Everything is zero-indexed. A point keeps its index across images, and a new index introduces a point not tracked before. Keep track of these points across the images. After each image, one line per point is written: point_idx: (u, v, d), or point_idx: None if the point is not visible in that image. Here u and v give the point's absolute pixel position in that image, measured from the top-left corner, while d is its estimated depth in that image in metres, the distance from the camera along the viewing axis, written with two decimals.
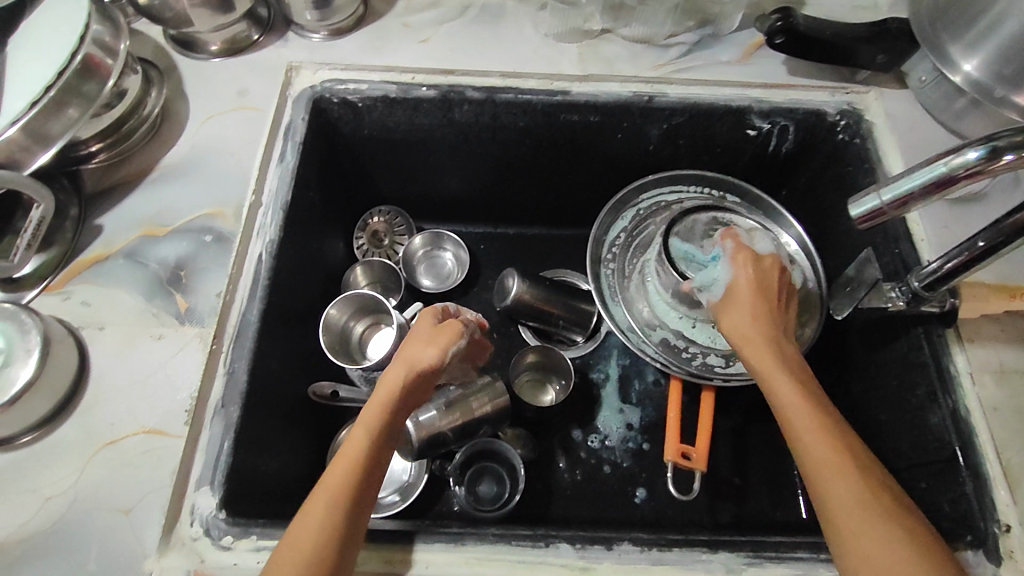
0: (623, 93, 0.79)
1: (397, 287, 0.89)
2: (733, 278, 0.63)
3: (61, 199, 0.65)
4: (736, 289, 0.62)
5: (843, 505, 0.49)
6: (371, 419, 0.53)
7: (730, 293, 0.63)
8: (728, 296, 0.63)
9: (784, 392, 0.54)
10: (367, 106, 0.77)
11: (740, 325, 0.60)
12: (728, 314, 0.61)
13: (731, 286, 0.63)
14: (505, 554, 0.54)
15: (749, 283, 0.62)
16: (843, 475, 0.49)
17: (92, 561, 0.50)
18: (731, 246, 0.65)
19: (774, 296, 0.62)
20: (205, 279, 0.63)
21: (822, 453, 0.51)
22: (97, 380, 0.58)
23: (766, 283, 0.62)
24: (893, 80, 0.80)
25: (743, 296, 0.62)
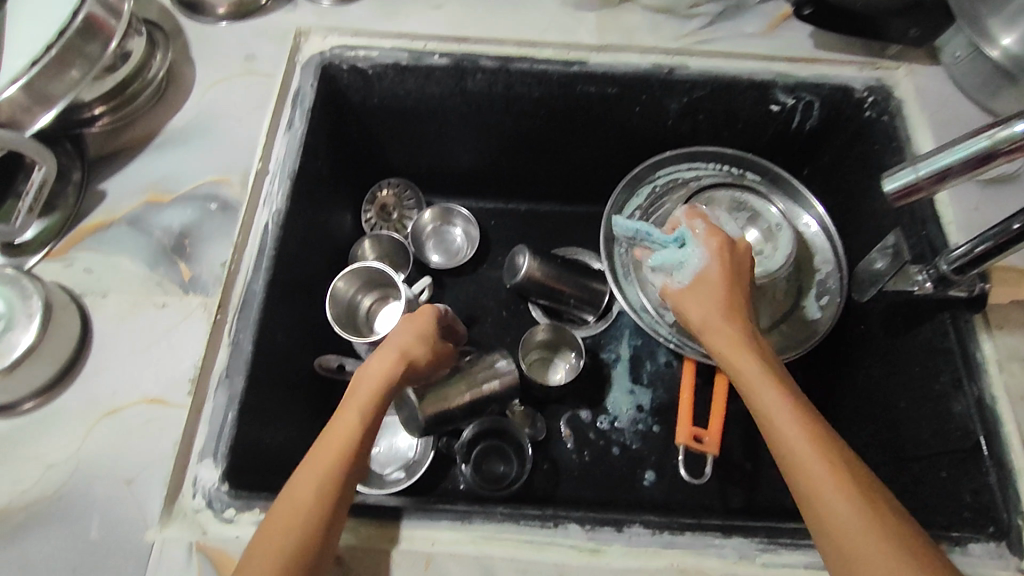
0: (642, 64, 0.76)
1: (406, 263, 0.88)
2: (706, 264, 0.62)
3: (64, 163, 0.64)
4: (709, 275, 0.61)
5: (830, 500, 0.47)
6: (354, 404, 0.52)
7: (701, 278, 0.61)
8: (698, 282, 0.61)
9: (765, 386, 0.53)
10: (378, 74, 0.75)
11: (704, 315, 0.60)
12: (700, 301, 0.60)
13: (702, 272, 0.62)
14: (513, 533, 0.53)
15: (723, 270, 0.61)
16: (829, 470, 0.48)
17: (94, 530, 0.50)
18: (703, 230, 0.64)
19: (745, 286, 0.62)
20: (209, 248, 0.61)
21: (806, 449, 0.49)
22: (101, 348, 0.57)
23: (739, 271, 0.62)
24: (926, 55, 0.77)
25: (715, 282, 0.61)
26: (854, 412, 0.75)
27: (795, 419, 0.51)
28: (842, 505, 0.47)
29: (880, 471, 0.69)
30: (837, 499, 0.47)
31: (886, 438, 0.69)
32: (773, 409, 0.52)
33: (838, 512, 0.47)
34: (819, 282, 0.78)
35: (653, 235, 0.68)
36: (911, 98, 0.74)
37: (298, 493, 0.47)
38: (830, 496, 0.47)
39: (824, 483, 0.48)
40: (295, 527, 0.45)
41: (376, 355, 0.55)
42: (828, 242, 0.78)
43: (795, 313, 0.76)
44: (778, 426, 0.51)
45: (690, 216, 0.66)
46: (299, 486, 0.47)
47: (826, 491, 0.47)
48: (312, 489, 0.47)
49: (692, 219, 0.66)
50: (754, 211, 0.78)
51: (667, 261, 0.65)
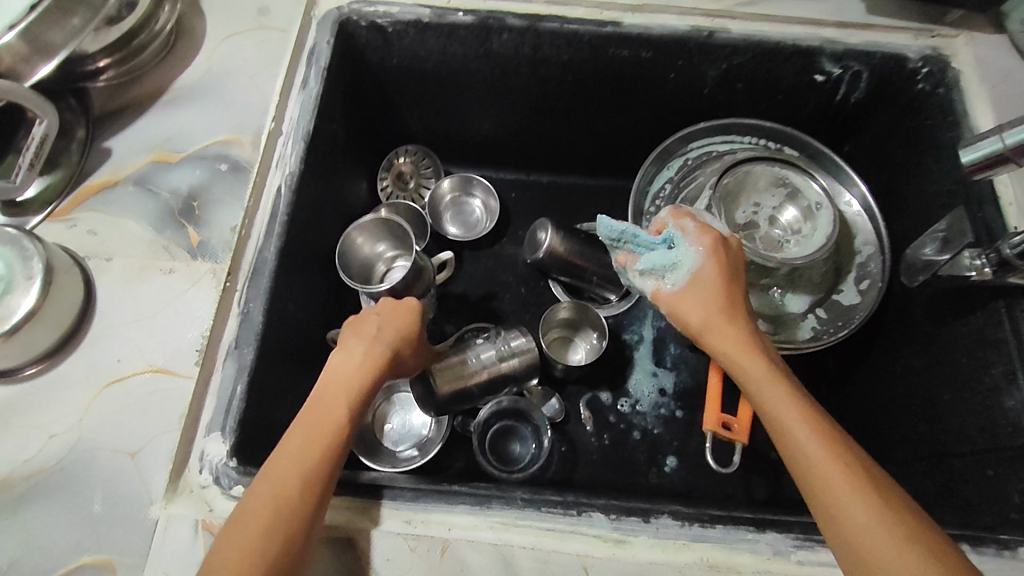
0: (680, 27, 0.71)
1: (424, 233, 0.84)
2: (702, 264, 0.56)
3: (67, 119, 0.60)
4: (706, 278, 0.56)
5: (847, 506, 0.44)
6: (332, 393, 0.48)
7: (697, 281, 0.56)
8: (693, 285, 0.56)
9: (773, 388, 0.50)
10: (398, 32, 0.71)
11: (708, 322, 0.54)
12: (698, 304, 0.55)
13: (698, 274, 0.56)
14: (534, 521, 0.50)
15: (721, 271, 0.56)
16: (844, 474, 0.45)
17: (97, 503, 0.47)
18: (693, 229, 0.58)
19: (742, 286, 0.57)
20: (219, 211, 0.59)
21: (819, 452, 0.46)
22: (104, 314, 0.54)
23: (736, 272, 0.57)
24: (989, 23, 0.71)
25: (714, 285, 0.56)
26: (889, 402, 0.71)
27: (807, 421, 0.48)
28: (859, 510, 0.43)
29: (916, 466, 0.65)
30: (855, 505, 0.44)
31: (923, 431, 0.66)
32: (782, 412, 0.49)
33: (857, 517, 0.43)
34: (859, 264, 0.73)
35: (637, 236, 0.59)
36: (971, 69, 0.68)
37: (274, 482, 0.43)
38: (848, 502, 0.44)
39: (840, 488, 0.44)
40: (274, 518, 0.42)
41: (350, 342, 0.51)
42: (870, 224, 0.74)
43: (831, 299, 0.72)
44: (787, 430, 0.48)
45: (677, 215, 0.60)
46: (277, 476, 0.44)
47: (842, 496, 0.44)
48: (289, 479, 0.44)
49: (680, 218, 0.59)
50: (795, 189, 0.73)
51: (655, 264, 0.57)
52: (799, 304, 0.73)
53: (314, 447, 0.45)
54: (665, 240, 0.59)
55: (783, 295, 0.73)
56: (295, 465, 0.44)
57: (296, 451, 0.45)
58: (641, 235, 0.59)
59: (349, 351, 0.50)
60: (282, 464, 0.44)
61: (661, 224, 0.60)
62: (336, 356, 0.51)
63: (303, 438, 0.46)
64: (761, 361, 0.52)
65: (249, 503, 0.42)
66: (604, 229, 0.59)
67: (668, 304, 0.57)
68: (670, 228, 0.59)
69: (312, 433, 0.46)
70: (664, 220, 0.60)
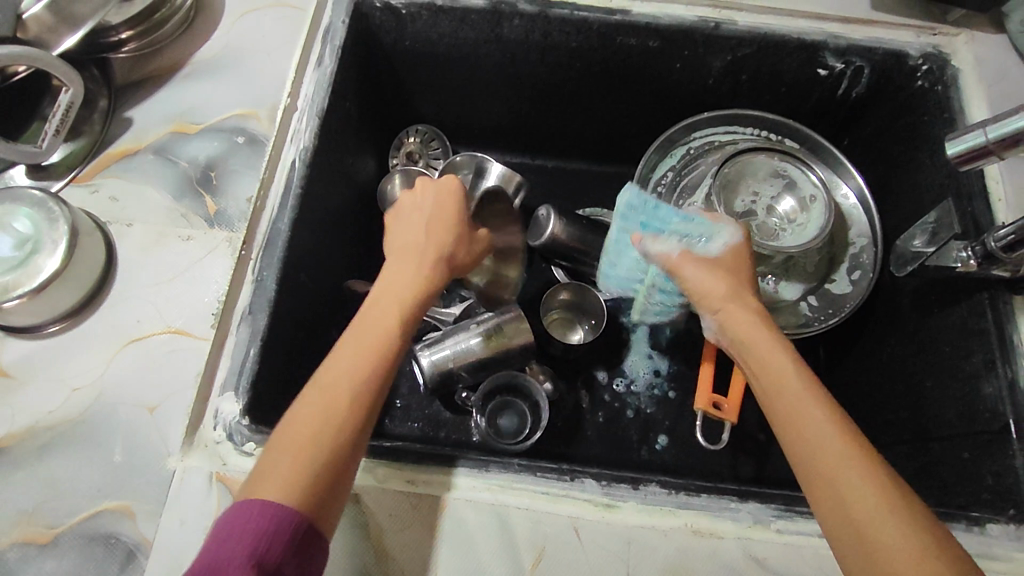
0: (687, 17, 0.72)
1: None
2: (733, 243, 0.59)
3: (90, 88, 0.62)
4: (731, 255, 0.58)
5: (851, 484, 0.44)
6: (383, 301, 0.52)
7: (724, 258, 0.58)
8: (719, 260, 0.57)
9: (784, 369, 0.50)
10: (412, 13, 0.72)
11: (725, 291, 0.55)
12: (722, 276, 0.56)
13: (724, 253, 0.58)
14: (529, 485, 0.52)
15: (742, 252, 0.58)
16: (855, 456, 0.44)
17: (117, 453, 0.50)
18: (726, 222, 0.60)
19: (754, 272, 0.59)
20: (235, 183, 0.61)
21: (831, 435, 0.45)
22: (124, 276, 0.57)
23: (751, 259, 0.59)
24: (988, 23, 0.72)
25: (739, 263, 0.58)
26: (875, 388, 0.73)
27: (819, 401, 0.47)
28: (865, 490, 0.43)
29: (898, 449, 0.68)
30: (861, 488, 0.43)
31: (906, 417, 0.68)
32: (793, 393, 0.48)
33: (860, 494, 0.43)
34: (852, 255, 0.75)
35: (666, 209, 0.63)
36: (969, 66, 0.70)
37: (330, 403, 0.45)
38: (853, 480, 0.44)
39: (845, 469, 0.44)
40: (321, 438, 0.44)
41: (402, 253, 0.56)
42: (866, 216, 0.76)
43: (824, 287, 0.75)
44: (797, 410, 0.47)
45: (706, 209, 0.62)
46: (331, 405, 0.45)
47: (849, 483, 0.44)
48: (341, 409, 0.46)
49: (711, 212, 0.61)
50: (793, 180, 0.75)
51: (679, 243, 0.60)
52: (793, 292, 0.75)
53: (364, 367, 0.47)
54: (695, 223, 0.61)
55: (778, 283, 0.75)
56: (346, 386, 0.46)
57: (350, 375, 0.47)
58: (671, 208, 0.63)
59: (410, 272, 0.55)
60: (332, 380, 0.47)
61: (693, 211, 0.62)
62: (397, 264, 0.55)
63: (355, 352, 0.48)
64: (774, 340, 0.51)
65: (303, 419, 0.45)
66: (631, 198, 0.63)
67: (691, 274, 0.57)
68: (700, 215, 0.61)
69: (364, 346, 0.49)
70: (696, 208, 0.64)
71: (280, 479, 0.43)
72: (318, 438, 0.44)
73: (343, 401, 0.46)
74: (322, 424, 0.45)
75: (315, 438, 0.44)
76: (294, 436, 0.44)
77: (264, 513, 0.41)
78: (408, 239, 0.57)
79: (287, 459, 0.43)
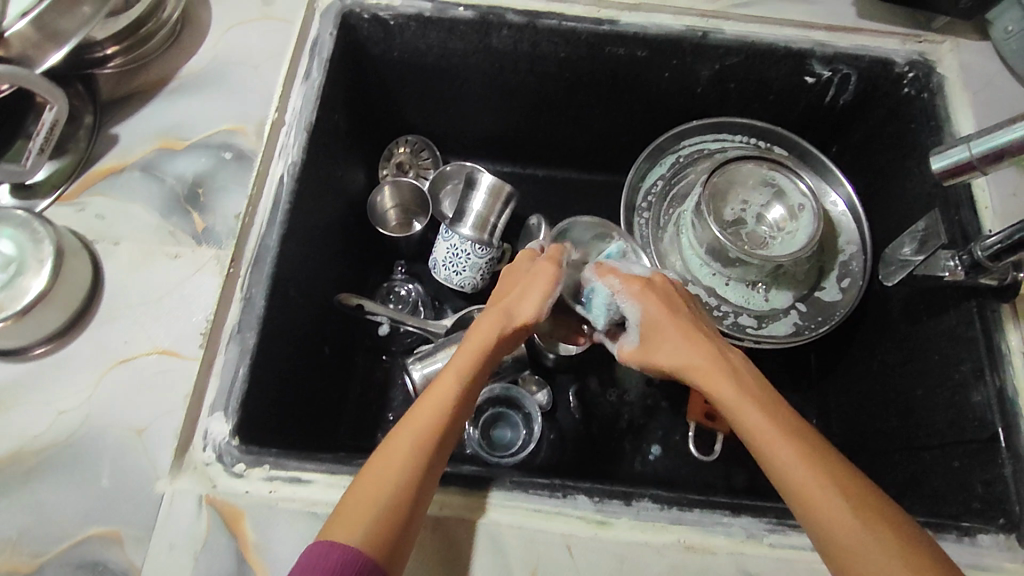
0: (675, 26, 0.72)
1: (424, 210, 0.85)
2: (642, 312, 0.59)
3: (75, 105, 0.62)
4: (655, 325, 0.58)
5: (826, 513, 0.46)
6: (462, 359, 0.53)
7: (649, 328, 0.59)
8: (646, 338, 0.59)
9: (747, 410, 0.50)
10: (400, 25, 0.72)
11: (670, 358, 0.56)
12: (660, 351, 0.58)
13: (645, 326, 0.59)
14: (522, 502, 0.52)
15: (664, 311, 0.58)
16: (827, 487, 0.46)
17: (105, 477, 0.50)
18: (616, 280, 0.61)
19: (689, 314, 0.59)
20: (222, 199, 0.60)
21: (802, 473, 0.47)
22: (112, 296, 0.56)
23: (674, 306, 0.59)
24: (972, 30, 0.73)
25: (664, 323, 0.58)
26: (867, 395, 0.74)
27: (785, 438, 0.48)
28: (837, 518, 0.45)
29: (890, 457, 0.69)
30: (838, 520, 0.45)
31: (897, 425, 0.69)
32: (761, 433, 0.49)
33: (833, 521, 0.45)
34: (841, 262, 0.75)
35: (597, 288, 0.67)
36: (954, 74, 0.70)
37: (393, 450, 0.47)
38: (827, 509, 0.46)
39: (822, 507, 0.46)
40: (390, 496, 0.45)
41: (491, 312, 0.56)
42: (854, 223, 0.76)
43: (815, 295, 0.75)
44: (765, 443, 0.49)
45: (602, 272, 0.63)
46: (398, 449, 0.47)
47: (831, 520, 0.45)
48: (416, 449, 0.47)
49: (605, 275, 0.62)
50: (781, 188, 0.75)
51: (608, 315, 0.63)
52: (784, 299, 0.75)
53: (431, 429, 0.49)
54: (595, 294, 0.63)
55: (767, 291, 0.75)
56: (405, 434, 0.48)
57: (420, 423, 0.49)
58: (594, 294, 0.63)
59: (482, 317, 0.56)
60: (398, 444, 0.48)
61: (586, 281, 0.64)
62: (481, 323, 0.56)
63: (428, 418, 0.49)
64: (728, 382, 0.52)
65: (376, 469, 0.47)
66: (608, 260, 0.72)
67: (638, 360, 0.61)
68: (595, 284, 0.63)
69: (442, 405, 0.50)
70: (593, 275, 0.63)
71: (349, 521, 0.44)
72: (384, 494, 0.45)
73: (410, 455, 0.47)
74: (391, 470, 0.46)
75: (383, 486, 0.46)
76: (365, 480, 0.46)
77: (333, 554, 0.43)
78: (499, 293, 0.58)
79: (354, 509, 0.45)
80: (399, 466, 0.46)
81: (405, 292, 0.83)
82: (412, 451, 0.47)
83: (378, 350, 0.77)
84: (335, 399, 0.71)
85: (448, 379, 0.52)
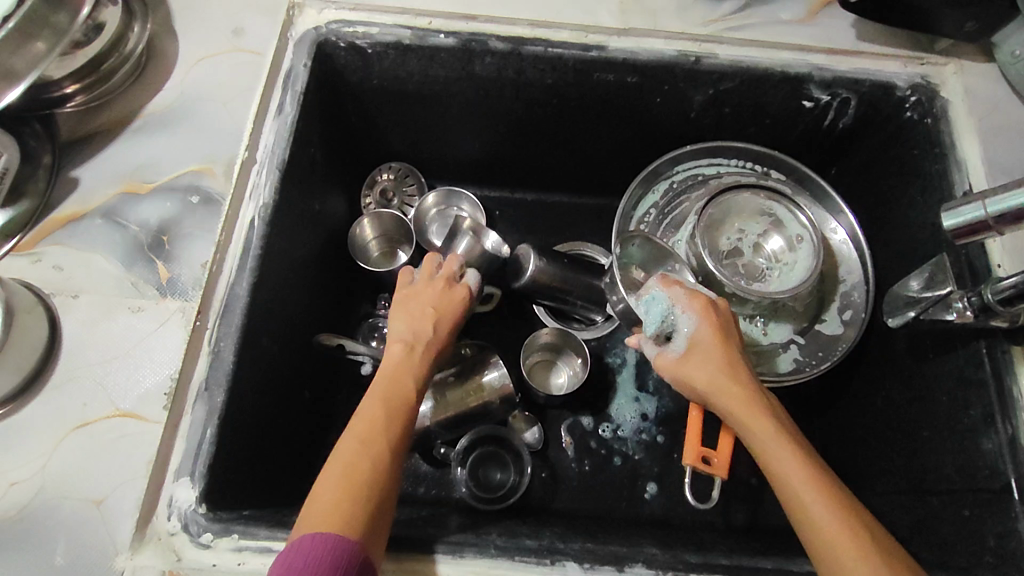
0: (666, 52, 0.69)
1: (408, 240, 0.82)
2: (698, 328, 0.57)
3: (32, 146, 0.58)
4: (705, 342, 0.56)
5: (848, 562, 0.43)
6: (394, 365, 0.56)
7: (696, 343, 0.57)
8: (692, 348, 0.57)
9: (774, 442, 0.50)
10: (378, 53, 0.69)
11: (707, 378, 0.55)
12: (706, 366, 0.55)
13: (696, 336, 0.57)
14: (507, 570, 0.49)
15: (717, 331, 0.56)
16: (853, 535, 0.44)
17: (60, 555, 0.46)
18: (678, 294, 0.59)
19: (740, 343, 0.57)
20: (189, 247, 0.57)
21: (825, 511, 0.46)
22: (69, 353, 0.53)
23: (729, 330, 0.57)
24: (977, 51, 0.70)
25: (712, 342, 0.56)
26: (870, 431, 0.71)
27: (811, 478, 0.47)
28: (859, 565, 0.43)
29: (895, 499, 0.66)
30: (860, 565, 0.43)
31: (902, 465, 0.66)
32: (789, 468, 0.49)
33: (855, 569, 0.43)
34: (842, 294, 0.72)
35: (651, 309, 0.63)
36: (958, 99, 0.67)
37: (367, 449, 0.49)
38: (849, 559, 0.44)
39: (843, 548, 0.44)
40: (372, 486, 0.47)
41: (407, 339, 0.59)
42: (856, 252, 0.73)
43: (814, 329, 0.72)
44: (790, 482, 0.48)
45: (665, 283, 0.61)
46: (372, 446, 0.49)
47: (844, 553, 0.44)
48: (377, 445, 0.49)
49: (669, 286, 0.61)
50: (779, 218, 0.72)
51: (657, 322, 0.60)
52: (782, 333, 0.72)
53: (389, 424, 0.51)
54: (652, 302, 0.61)
55: (766, 324, 0.72)
56: (381, 434, 0.50)
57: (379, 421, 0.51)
58: (654, 302, 0.61)
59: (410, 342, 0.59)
60: (370, 440, 0.49)
61: (649, 291, 0.62)
62: (392, 352, 0.58)
63: (382, 412, 0.52)
64: (762, 416, 0.51)
65: (349, 465, 0.47)
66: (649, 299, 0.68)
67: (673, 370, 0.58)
68: (657, 292, 0.61)
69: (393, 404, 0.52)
70: (654, 287, 0.61)
71: (333, 513, 0.45)
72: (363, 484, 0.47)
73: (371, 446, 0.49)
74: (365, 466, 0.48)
75: (369, 478, 0.47)
76: (342, 478, 0.47)
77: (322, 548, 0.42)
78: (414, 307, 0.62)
79: (334, 506, 0.45)
80: (374, 458, 0.48)
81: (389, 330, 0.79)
82: (379, 448, 0.49)
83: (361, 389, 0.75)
84: (314, 445, 0.68)
85: (402, 380, 0.55)
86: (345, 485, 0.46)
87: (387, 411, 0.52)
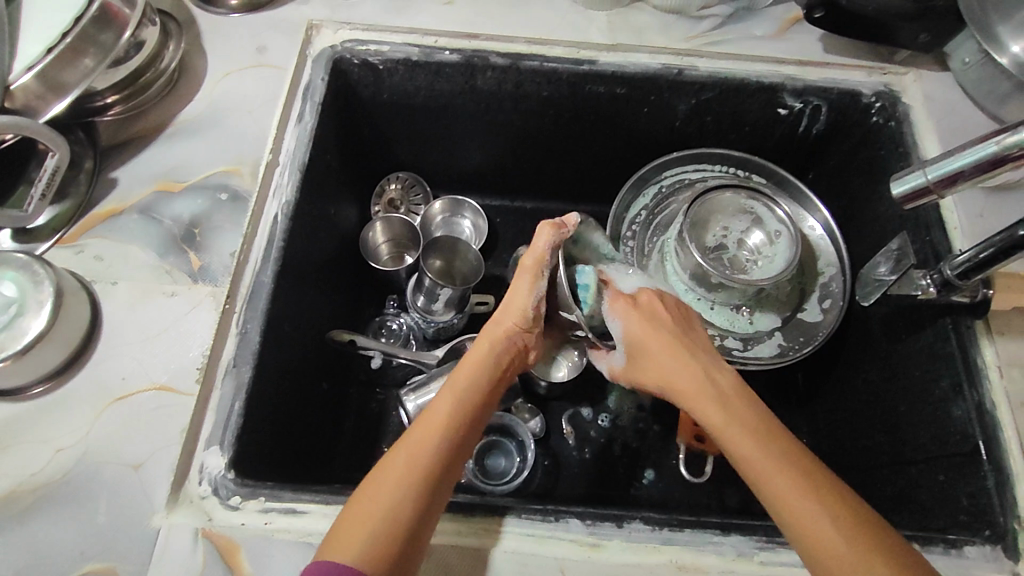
0: (651, 65, 0.76)
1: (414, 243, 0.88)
2: (627, 328, 0.59)
3: (75, 151, 0.64)
4: (638, 336, 0.58)
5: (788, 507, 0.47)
6: (463, 383, 0.53)
7: (633, 349, 0.59)
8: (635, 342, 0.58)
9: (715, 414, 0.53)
10: (388, 69, 0.75)
11: (649, 368, 0.58)
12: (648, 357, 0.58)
13: (629, 355, 0.60)
14: (515, 527, 0.53)
15: (646, 324, 0.58)
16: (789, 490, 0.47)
17: (101, 513, 0.50)
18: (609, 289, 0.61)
19: (671, 322, 0.58)
20: (218, 238, 0.62)
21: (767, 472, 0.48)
22: (110, 335, 0.57)
23: (658, 315, 0.59)
24: (933, 61, 0.77)
25: (644, 339, 0.58)
26: (853, 413, 0.75)
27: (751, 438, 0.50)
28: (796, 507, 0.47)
29: (878, 473, 0.70)
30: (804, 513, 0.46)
31: (882, 441, 0.70)
32: (726, 431, 0.51)
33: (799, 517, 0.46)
34: (821, 284, 0.78)
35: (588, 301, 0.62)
36: (918, 104, 0.74)
37: (411, 465, 0.48)
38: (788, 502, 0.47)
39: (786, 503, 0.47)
40: (396, 504, 0.46)
41: (490, 338, 0.56)
42: (832, 246, 0.79)
43: (797, 316, 0.77)
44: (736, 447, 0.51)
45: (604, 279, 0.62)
46: (415, 462, 0.48)
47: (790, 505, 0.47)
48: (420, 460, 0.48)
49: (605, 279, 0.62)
50: (759, 215, 0.78)
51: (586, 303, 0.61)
52: (767, 322, 0.77)
53: (447, 437, 0.50)
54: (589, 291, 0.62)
55: (751, 314, 0.77)
56: (426, 451, 0.49)
57: (432, 435, 0.50)
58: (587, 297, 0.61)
59: (494, 340, 0.56)
60: (415, 455, 0.49)
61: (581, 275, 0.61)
62: (476, 351, 0.56)
63: (441, 427, 0.50)
64: (706, 390, 0.54)
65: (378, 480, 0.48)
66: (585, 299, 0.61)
67: (627, 378, 0.62)
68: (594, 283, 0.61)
69: (448, 420, 0.51)
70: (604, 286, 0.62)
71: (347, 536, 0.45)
72: (395, 498, 0.46)
73: (417, 467, 0.48)
74: (391, 485, 0.47)
75: (397, 491, 0.47)
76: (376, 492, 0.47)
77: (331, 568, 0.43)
78: (513, 297, 0.57)
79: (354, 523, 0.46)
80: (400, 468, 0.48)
81: (396, 326, 0.85)
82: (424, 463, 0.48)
83: (372, 383, 0.79)
84: (328, 431, 0.72)
85: (468, 391, 0.53)
86: (369, 503, 0.46)
87: (446, 426, 0.51)
